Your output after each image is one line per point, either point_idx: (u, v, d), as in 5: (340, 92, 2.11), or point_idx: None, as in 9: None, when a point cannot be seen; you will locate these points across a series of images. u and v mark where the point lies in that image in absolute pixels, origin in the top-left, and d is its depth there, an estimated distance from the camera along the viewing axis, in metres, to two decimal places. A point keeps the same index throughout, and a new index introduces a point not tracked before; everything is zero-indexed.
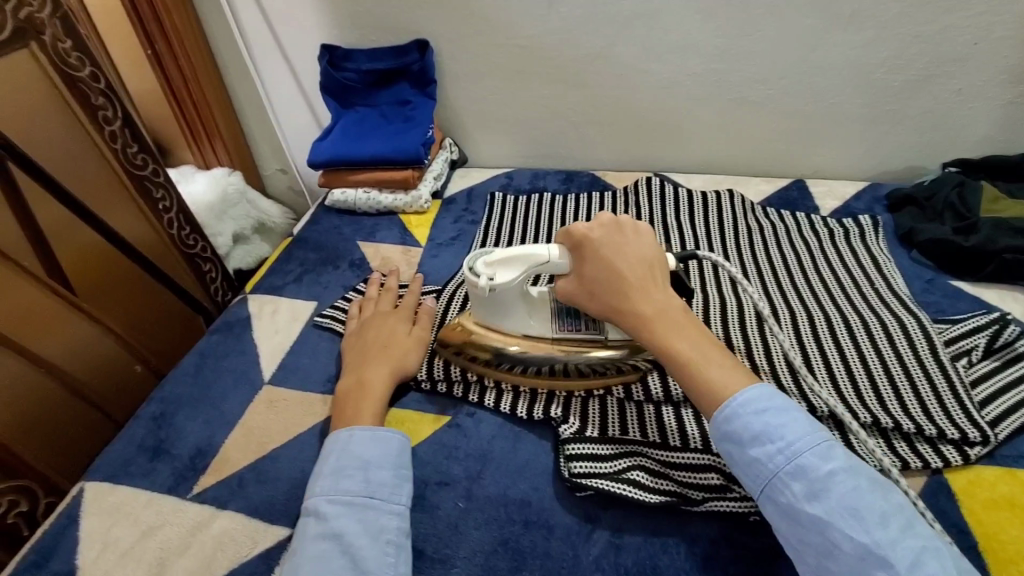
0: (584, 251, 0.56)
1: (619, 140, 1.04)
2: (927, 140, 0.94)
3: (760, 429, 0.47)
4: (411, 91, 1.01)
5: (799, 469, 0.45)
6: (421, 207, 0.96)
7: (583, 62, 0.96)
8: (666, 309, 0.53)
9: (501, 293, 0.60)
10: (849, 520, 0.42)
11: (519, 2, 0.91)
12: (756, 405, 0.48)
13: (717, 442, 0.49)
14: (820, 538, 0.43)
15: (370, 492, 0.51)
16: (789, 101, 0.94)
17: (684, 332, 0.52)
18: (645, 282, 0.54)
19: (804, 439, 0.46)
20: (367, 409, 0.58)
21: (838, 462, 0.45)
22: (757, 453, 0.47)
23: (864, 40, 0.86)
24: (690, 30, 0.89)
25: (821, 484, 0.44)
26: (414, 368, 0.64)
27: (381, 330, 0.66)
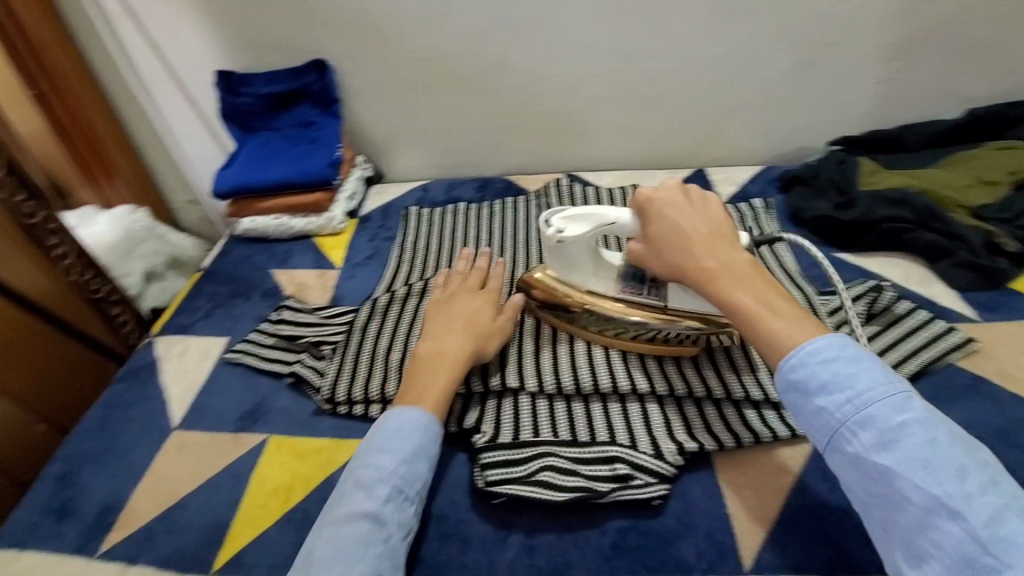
0: (650, 214, 0.57)
1: (531, 144, 1.06)
2: (813, 121, 1.00)
3: (826, 379, 0.45)
4: (314, 112, 1.00)
5: (869, 420, 0.43)
6: (336, 228, 0.95)
7: (486, 70, 0.97)
8: (734, 263, 0.53)
9: (571, 246, 0.62)
10: (921, 473, 0.41)
11: (416, 15, 0.91)
12: (822, 355, 0.46)
13: (782, 387, 0.48)
14: (888, 488, 0.42)
15: (409, 485, 0.52)
16: (685, 94, 0.97)
17: (753, 283, 0.51)
18: (714, 240, 0.54)
19: (875, 388, 0.44)
20: (436, 390, 0.57)
21: (911, 413, 0.43)
22: (824, 403, 0.45)
23: (746, 33, 0.90)
24: (584, 33, 0.92)
25: (893, 435, 0.42)
26: (492, 355, 0.63)
27: (457, 309, 0.65)
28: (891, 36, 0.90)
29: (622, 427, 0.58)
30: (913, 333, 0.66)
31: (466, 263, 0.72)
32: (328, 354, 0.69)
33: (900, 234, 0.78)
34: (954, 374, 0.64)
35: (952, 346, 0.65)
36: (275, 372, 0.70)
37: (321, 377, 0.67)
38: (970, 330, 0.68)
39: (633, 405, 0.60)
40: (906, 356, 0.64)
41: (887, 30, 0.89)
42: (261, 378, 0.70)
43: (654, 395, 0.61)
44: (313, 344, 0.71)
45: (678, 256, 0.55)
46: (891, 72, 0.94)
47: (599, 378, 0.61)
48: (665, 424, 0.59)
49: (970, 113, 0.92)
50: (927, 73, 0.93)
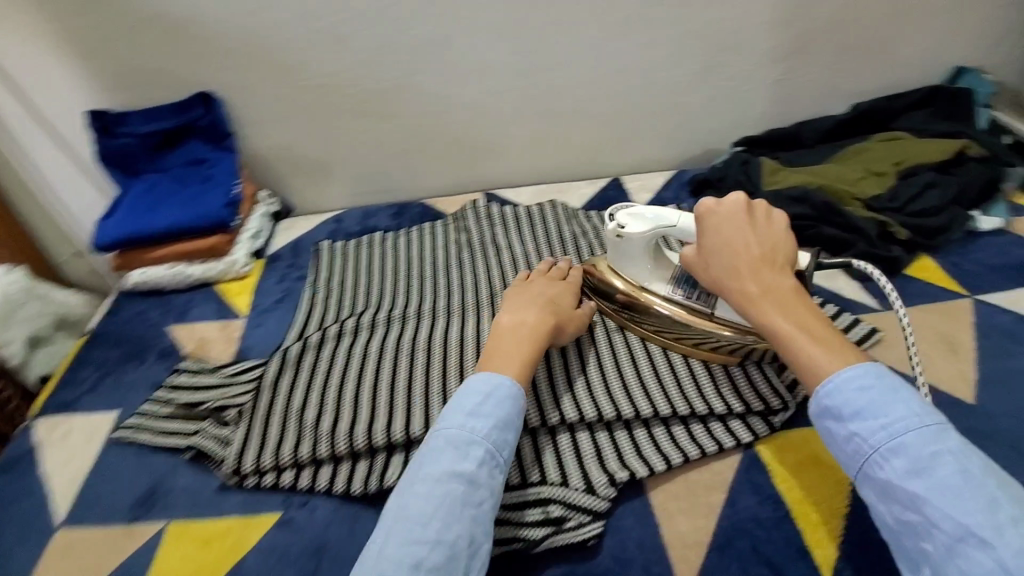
0: (704, 226, 0.58)
1: (444, 165, 1.03)
2: (717, 124, 1.03)
3: (860, 405, 0.46)
4: (205, 148, 0.93)
5: (901, 447, 0.45)
6: (240, 271, 0.88)
7: (389, 93, 0.93)
8: (777, 286, 0.54)
9: (628, 243, 0.64)
10: (951, 502, 0.42)
11: (307, 40, 0.86)
12: (857, 383, 0.47)
13: (814, 408, 0.49)
14: (919, 515, 0.43)
15: (499, 452, 0.51)
16: (593, 105, 0.98)
17: (796, 309, 0.52)
18: (761, 261, 0.55)
19: (910, 419, 0.45)
20: (520, 359, 0.58)
21: (945, 446, 0.44)
22: (859, 428, 0.46)
23: (642, 43, 0.92)
24: (486, 51, 0.90)
25: (925, 463, 0.43)
26: (565, 340, 0.65)
27: (549, 294, 0.66)
28: (779, 40, 0.94)
29: (554, 463, 0.57)
30: None
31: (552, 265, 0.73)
32: (232, 420, 0.64)
33: (805, 230, 0.80)
34: None
35: (857, 339, 0.68)
36: (170, 446, 0.64)
37: (226, 445, 0.62)
38: (874, 319, 0.71)
39: (566, 437, 0.59)
40: None
41: (773, 34, 0.93)
42: (158, 455, 0.64)
43: (584, 423, 0.60)
44: (217, 409, 0.66)
45: (721, 272, 0.56)
46: (782, 73, 0.98)
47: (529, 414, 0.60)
48: (596, 452, 0.58)
49: (856, 108, 0.97)
50: (813, 73, 0.98)
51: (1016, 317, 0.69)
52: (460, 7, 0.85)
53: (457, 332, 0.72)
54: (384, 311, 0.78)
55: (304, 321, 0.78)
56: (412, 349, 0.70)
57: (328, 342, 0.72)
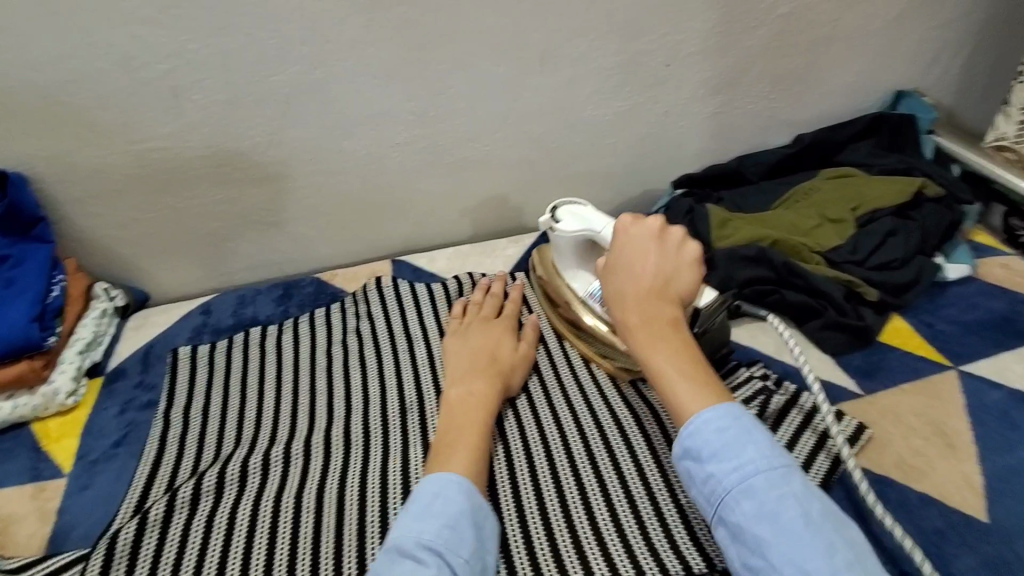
0: (610, 247, 0.60)
1: (340, 231, 0.84)
2: (656, 165, 0.90)
3: (714, 445, 0.46)
4: (2, 241, 0.69)
5: (751, 489, 0.44)
6: (65, 404, 0.66)
7: (256, 154, 0.74)
8: (656, 314, 0.55)
9: (562, 242, 0.68)
10: (791, 547, 0.41)
11: (133, 95, 0.66)
12: (718, 425, 0.47)
13: (675, 441, 0.49)
14: (763, 562, 0.42)
15: (456, 551, 0.46)
16: (512, 153, 0.83)
17: (667, 338, 0.53)
18: (649, 290, 0.56)
19: (764, 464, 0.45)
20: (470, 431, 0.55)
21: (792, 490, 0.44)
22: (714, 470, 0.46)
23: (562, 81, 0.78)
24: (374, 97, 0.73)
25: (771, 506, 0.43)
26: (516, 388, 0.63)
27: (490, 342, 0.65)
28: (715, 70, 0.82)
29: None
30: (804, 434, 0.57)
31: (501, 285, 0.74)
32: None
33: (765, 296, 0.69)
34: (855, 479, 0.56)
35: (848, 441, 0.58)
36: None
37: None
38: (856, 411, 0.62)
39: None
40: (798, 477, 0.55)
41: (708, 64, 0.82)
42: None
43: None
44: None
45: (611, 294, 0.58)
46: (721, 105, 0.86)
47: None
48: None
49: (801, 141, 0.88)
50: (754, 103, 0.87)
51: (1005, 393, 0.62)
52: (334, 47, 0.68)
53: (354, 483, 0.57)
54: (260, 451, 0.60)
55: (151, 476, 0.58)
56: (293, 515, 0.54)
57: (179, 513, 0.54)
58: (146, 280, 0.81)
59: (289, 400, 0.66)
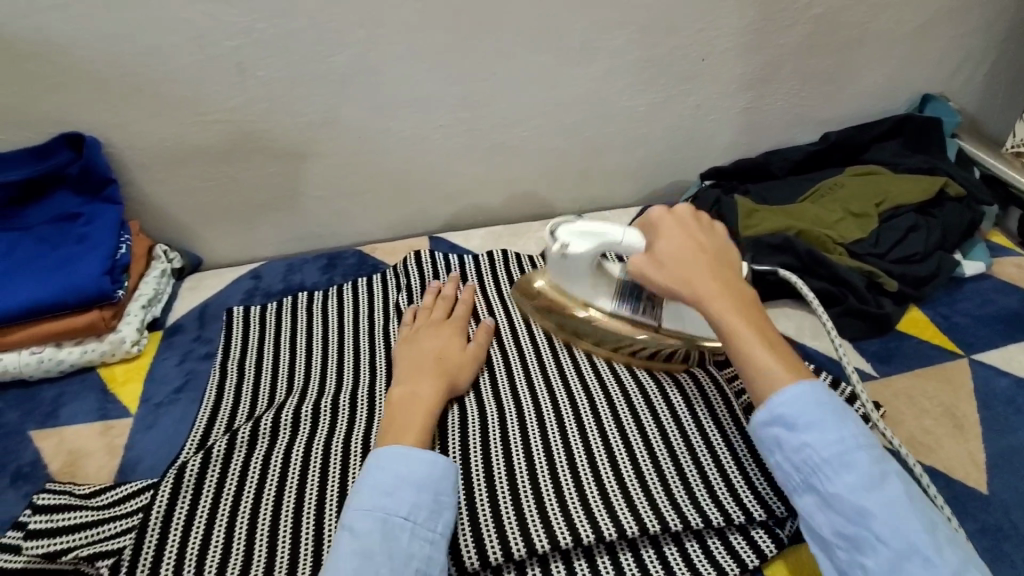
0: (663, 224, 0.60)
1: (382, 207, 0.88)
2: (685, 156, 0.94)
3: (812, 419, 0.49)
4: (78, 200, 0.74)
5: (851, 463, 0.47)
6: (129, 351, 0.71)
7: (308, 129, 0.78)
8: (730, 288, 0.56)
9: (572, 260, 0.66)
10: (896, 519, 0.45)
11: (200, 68, 0.71)
12: (820, 401, 0.49)
13: (771, 411, 0.50)
14: (865, 531, 0.45)
15: (394, 512, 0.49)
16: (548, 139, 0.86)
17: (751, 313, 0.54)
18: (718, 263, 0.57)
19: (864, 440, 0.48)
20: (415, 425, 0.56)
21: (888, 465, 0.47)
22: (816, 442, 0.48)
23: (601, 71, 0.81)
24: (421, 80, 0.77)
25: (876, 481, 0.46)
26: (465, 387, 0.64)
27: (435, 345, 0.65)
28: (747, 65, 0.86)
29: None
30: None
31: (449, 290, 0.73)
32: None
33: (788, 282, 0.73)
34: None
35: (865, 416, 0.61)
36: None
37: None
38: (873, 392, 0.65)
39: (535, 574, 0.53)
40: None
41: (742, 61, 0.85)
42: None
43: (558, 554, 0.53)
44: (85, 559, 0.51)
45: (681, 267, 0.57)
46: (751, 101, 0.89)
47: (489, 546, 0.52)
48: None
49: (827, 138, 0.91)
50: (783, 100, 0.91)
51: (1013, 381, 0.65)
52: (389, 30, 0.72)
53: None
54: (310, 401, 0.64)
55: (209, 420, 0.63)
56: (342, 458, 0.58)
57: (239, 450, 0.59)
58: (201, 245, 0.86)
59: (335, 357, 0.70)
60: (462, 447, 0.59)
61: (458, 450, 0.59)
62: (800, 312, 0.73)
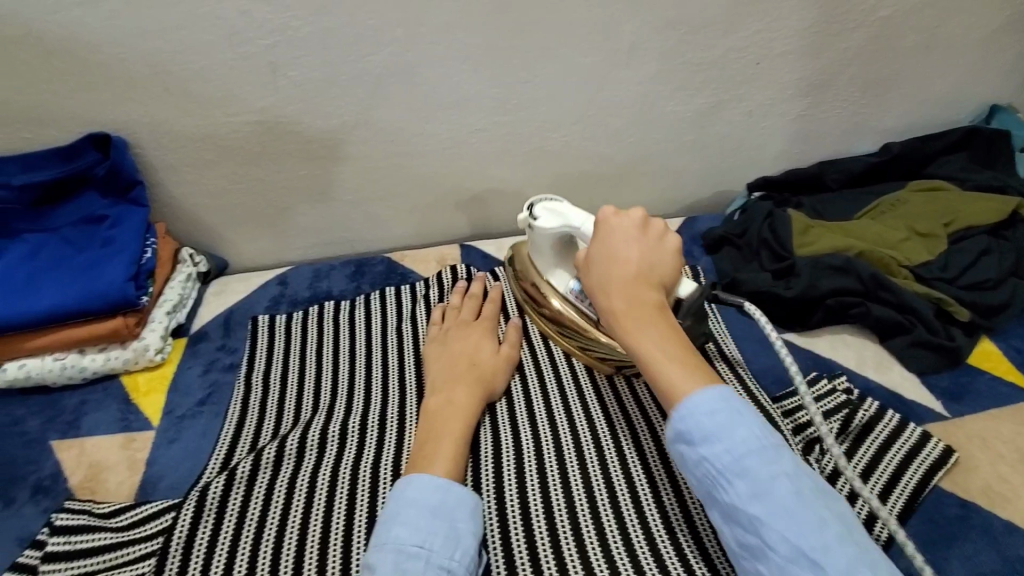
0: (594, 237, 0.57)
1: (413, 211, 0.85)
2: (731, 166, 0.88)
3: (707, 429, 0.45)
4: (104, 201, 0.72)
5: (745, 470, 0.43)
6: (153, 359, 0.69)
7: (340, 131, 0.75)
8: (642, 302, 0.52)
9: (539, 237, 0.64)
10: (788, 524, 0.42)
11: (230, 68, 0.68)
12: (708, 406, 0.45)
13: (667, 427, 0.47)
14: (759, 540, 0.42)
15: (406, 542, 0.46)
16: (589, 145, 0.82)
17: (657, 329, 0.50)
18: (637, 277, 0.53)
19: (754, 442, 0.44)
20: (452, 441, 0.54)
21: (783, 467, 0.44)
22: (707, 452, 0.44)
23: (648, 75, 0.77)
24: (459, 82, 0.73)
25: (764, 486, 0.43)
26: (499, 391, 0.62)
27: (467, 347, 0.64)
28: (805, 70, 0.80)
29: None
30: (890, 447, 0.57)
31: (479, 287, 0.72)
32: None
33: (849, 308, 0.68)
34: (943, 502, 0.55)
35: (934, 464, 0.56)
36: None
37: None
38: (941, 433, 0.60)
39: None
40: (883, 488, 0.55)
41: (799, 65, 0.79)
42: None
43: None
44: None
45: (596, 282, 0.54)
46: (807, 108, 0.84)
47: None
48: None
49: (890, 149, 0.85)
50: (842, 107, 0.85)
51: None
52: (427, 29, 0.68)
53: None
54: (337, 421, 0.61)
55: (233, 437, 0.61)
56: (370, 486, 0.55)
57: (263, 472, 0.56)
58: (228, 248, 0.84)
59: (364, 373, 0.67)
60: (497, 485, 0.55)
61: (492, 485, 0.55)
62: (861, 341, 0.69)
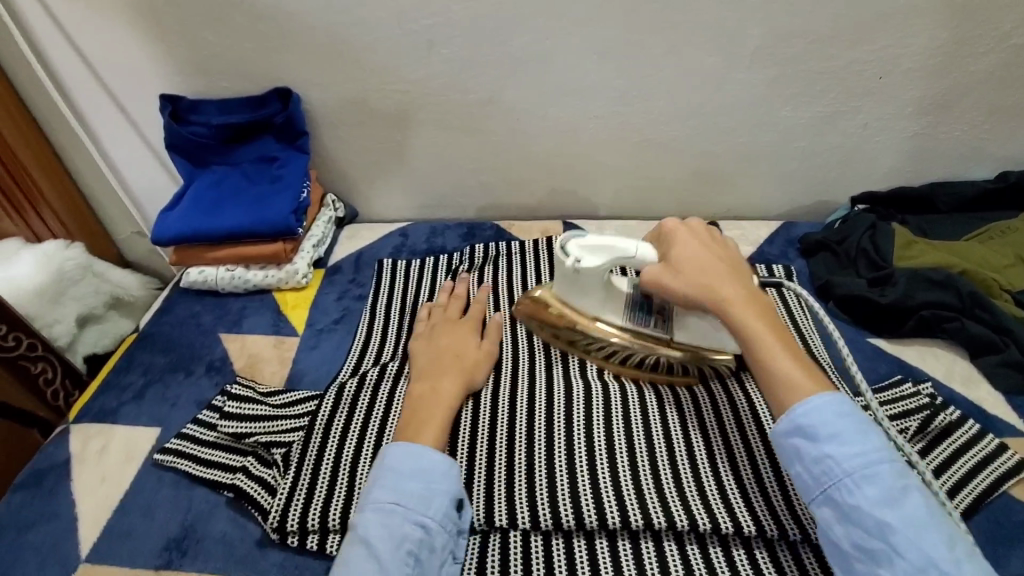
0: (674, 243, 0.59)
1: (523, 186, 0.94)
2: (836, 176, 0.91)
3: (834, 432, 0.48)
4: (277, 145, 0.85)
5: (873, 477, 0.46)
6: (299, 282, 0.82)
7: (477, 106, 0.84)
8: (751, 297, 0.56)
9: (583, 275, 0.63)
10: (917, 534, 0.44)
11: (394, 42, 0.78)
12: (840, 413, 0.49)
13: (784, 421, 0.50)
14: (884, 544, 0.44)
15: (386, 502, 0.51)
16: (699, 141, 0.87)
17: (771, 319, 0.54)
18: (734, 274, 0.57)
19: (883, 455, 0.47)
20: (436, 423, 0.56)
21: (912, 481, 0.46)
22: (834, 452, 0.48)
23: (769, 78, 0.81)
24: (589, 71, 0.80)
25: (894, 493, 0.45)
26: (480, 383, 0.64)
27: (451, 340, 0.66)
28: (928, 89, 0.81)
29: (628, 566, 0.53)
30: (964, 452, 0.60)
31: (460, 289, 0.75)
32: (278, 462, 0.58)
33: (943, 322, 0.70)
34: (1008, 507, 0.57)
35: (1008, 471, 0.58)
36: (215, 475, 0.58)
37: (271, 495, 0.56)
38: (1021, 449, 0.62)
39: (646, 543, 0.54)
40: (954, 483, 0.58)
41: (923, 83, 0.80)
42: (197, 486, 0.58)
43: (672, 532, 0.54)
44: (263, 444, 0.60)
45: (698, 279, 0.56)
46: (924, 126, 0.85)
47: (607, 510, 0.54)
48: (660, 564, 0.53)
49: (1006, 177, 0.84)
50: (961, 130, 0.85)
51: None
52: (569, 20, 0.76)
53: (522, 394, 0.64)
54: None
55: (362, 353, 0.72)
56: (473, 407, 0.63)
57: (387, 381, 0.64)
58: (362, 200, 0.96)
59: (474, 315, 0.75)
60: (587, 425, 0.59)
61: (583, 422, 0.60)
62: (950, 356, 0.71)
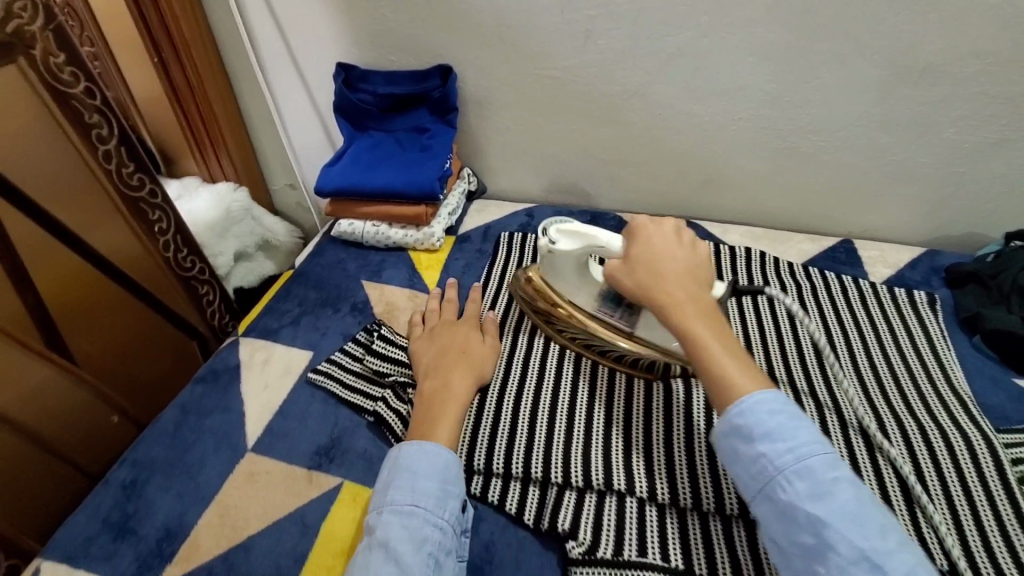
0: (632, 240, 0.60)
1: (653, 181, 0.96)
2: (994, 209, 0.85)
3: (773, 427, 0.48)
4: (429, 118, 0.93)
5: (805, 471, 0.47)
6: (433, 244, 0.88)
7: (621, 98, 0.87)
8: (697, 297, 0.56)
9: (560, 259, 0.65)
10: (851, 527, 0.44)
11: (552, 28, 0.82)
12: (767, 407, 0.49)
13: (724, 424, 0.51)
14: (816, 538, 0.44)
15: (398, 504, 0.52)
16: (846, 155, 0.85)
17: (709, 319, 0.54)
18: (686, 273, 0.57)
19: (815, 444, 0.48)
20: (451, 421, 0.59)
21: (844, 472, 0.47)
22: (767, 450, 0.48)
23: (935, 97, 0.77)
24: (742, 72, 0.80)
25: (823, 486, 0.46)
26: (487, 377, 0.67)
27: (456, 340, 0.69)
28: None
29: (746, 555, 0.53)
30: None
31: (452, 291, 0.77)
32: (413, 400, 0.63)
33: None
34: None
35: None
36: (358, 402, 0.65)
37: (406, 425, 0.62)
38: None
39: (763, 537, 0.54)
40: None
41: None
42: (341, 408, 0.66)
43: None
44: (400, 383, 0.66)
45: (647, 276, 0.57)
46: None
47: (726, 497, 0.56)
48: None
49: None
50: None
51: None
52: (731, 20, 0.76)
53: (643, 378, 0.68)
54: None
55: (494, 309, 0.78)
56: (592, 381, 0.68)
57: (518, 351, 0.71)
58: (496, 178, 1.02)
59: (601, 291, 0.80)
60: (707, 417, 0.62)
61: (702, 415, 0.63)
62: None
